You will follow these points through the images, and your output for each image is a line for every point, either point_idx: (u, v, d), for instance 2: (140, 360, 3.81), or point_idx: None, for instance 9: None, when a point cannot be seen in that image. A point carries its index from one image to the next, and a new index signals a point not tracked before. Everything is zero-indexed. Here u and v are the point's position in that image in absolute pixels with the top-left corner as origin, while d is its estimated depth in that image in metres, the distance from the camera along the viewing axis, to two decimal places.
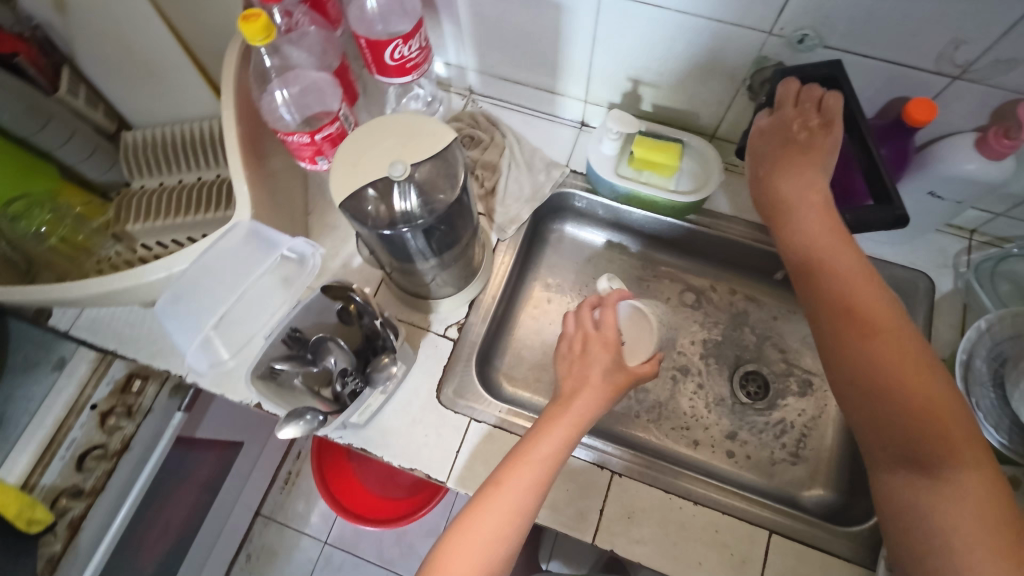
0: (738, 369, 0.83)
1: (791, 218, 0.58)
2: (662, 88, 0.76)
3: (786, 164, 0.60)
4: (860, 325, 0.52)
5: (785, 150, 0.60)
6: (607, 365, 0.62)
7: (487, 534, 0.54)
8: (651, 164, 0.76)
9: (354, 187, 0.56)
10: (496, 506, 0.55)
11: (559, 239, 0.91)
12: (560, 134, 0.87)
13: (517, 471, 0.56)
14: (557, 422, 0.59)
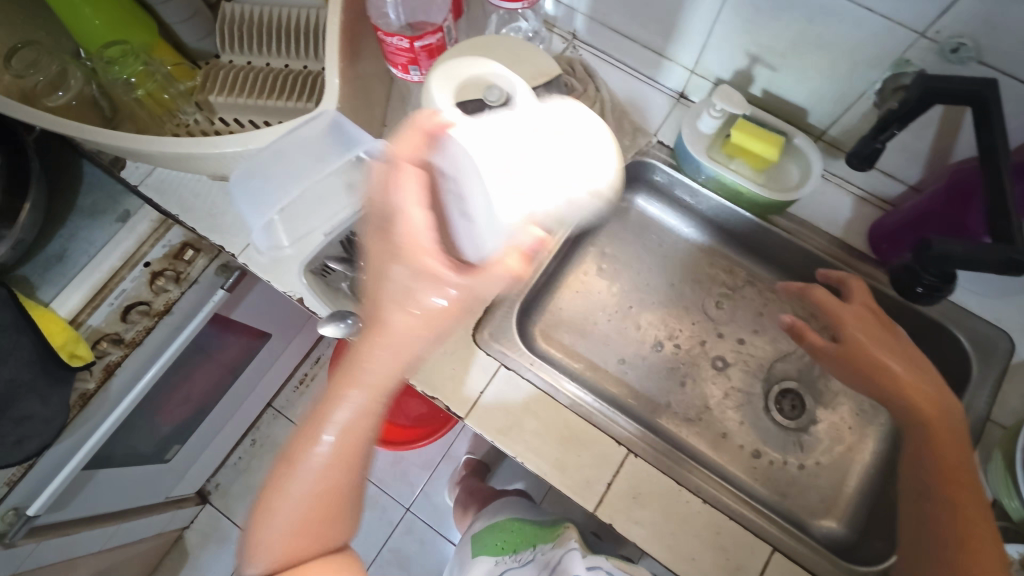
0: (776, 384, 0.81)
1: (902, 388, 0.61)
2: (779, 73, 0.71)
3: (881, 352, 0.63)
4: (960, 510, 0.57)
5: (877, 337, 0.64)
6: (417, 288, 0.47)
7: (294, 507, 0.55)
8: (748, 153, 0.72)
9: (445, 103, 0.54)
10: (299, 479, 0.54)
11: (626, 210, 0.87)
12: (656, 101, 0.83)
13: (311, 446, 0.53)
14: (364, 372, 0.50)
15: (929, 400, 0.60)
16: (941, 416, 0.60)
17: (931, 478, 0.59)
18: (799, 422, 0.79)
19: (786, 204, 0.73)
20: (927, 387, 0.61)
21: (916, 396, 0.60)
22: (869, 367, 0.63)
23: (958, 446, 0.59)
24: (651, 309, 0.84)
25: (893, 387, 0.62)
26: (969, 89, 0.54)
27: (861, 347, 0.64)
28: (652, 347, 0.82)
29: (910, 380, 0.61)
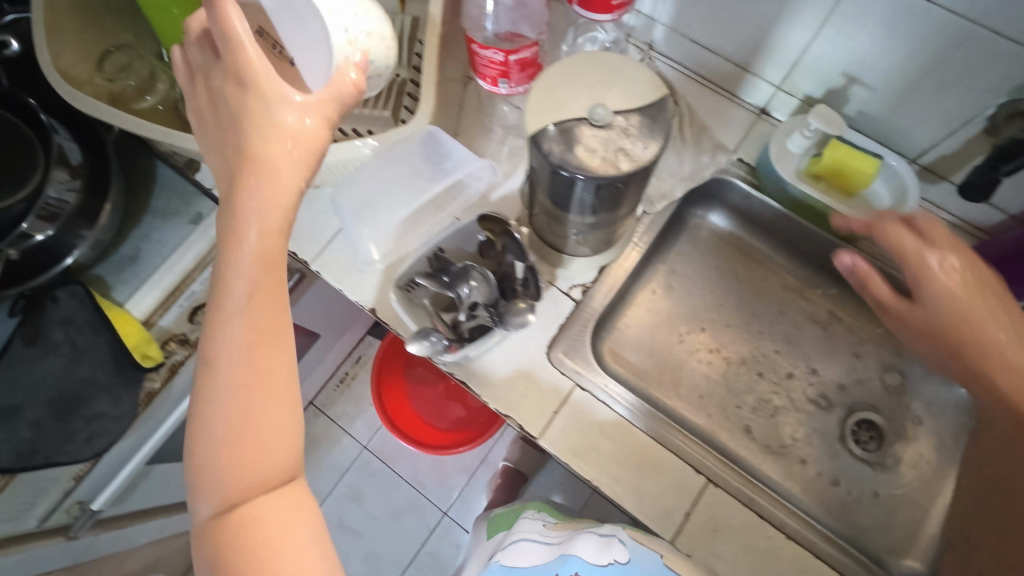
0: (853, 413, 0.78)
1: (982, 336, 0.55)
2: (877, 93, 0.68)
3: (976, 318, 0.55)
4: None
5: (965, 297, 0.55)
6: (281, 118, 0.45)
7: (229, 425, 0.45)
8: (841, 174, 0.69)
9: (548, 120, 0.52)
10: (220, 385, 0.45)
11: (698, 227, 0.85)
12: (738, 117, 0.80)
13: (216, 336, 0.45)
14: (245, 233, 0.45)
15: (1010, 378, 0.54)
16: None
17: None
18: (878, 454, 0.76)
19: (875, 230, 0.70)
20: (1011, 364, 0.54)
21: (998, 371, 0.55)
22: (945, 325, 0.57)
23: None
24: (723, 331, 0.81)
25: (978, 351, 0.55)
26: None
27: (954, 304, 0.56)
28: (724, 370, 0.79)
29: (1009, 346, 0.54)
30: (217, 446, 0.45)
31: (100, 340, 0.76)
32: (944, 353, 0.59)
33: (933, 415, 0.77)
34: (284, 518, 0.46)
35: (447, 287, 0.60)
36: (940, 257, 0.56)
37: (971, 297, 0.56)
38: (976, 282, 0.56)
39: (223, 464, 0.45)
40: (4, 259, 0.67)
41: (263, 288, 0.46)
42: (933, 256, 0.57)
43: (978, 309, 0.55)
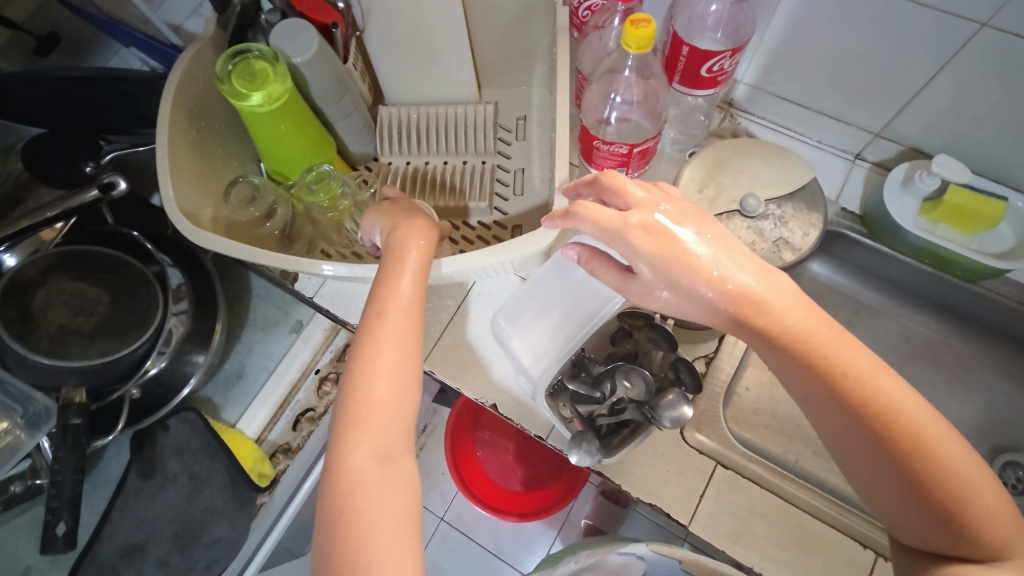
0: (998, 456, 0.75)
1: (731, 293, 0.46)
2: (991, 137, 0.67)
3: (693, 251, 0.47)
4: (907, 430, 0.43)
5: (672, 237, 0.48)
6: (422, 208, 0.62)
7: (384, 363, 0.48)
8: (965, 216, 0.68)
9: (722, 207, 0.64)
10: (384, 330, 0.50)
11: (800, 277, 0.84)
12: (833, 166, 0.79)
13: (387, 293, 0.52)
14: (408, 243, 0.55)
15: (796, 309, 0.46)
16: (801, 304, 0.46)
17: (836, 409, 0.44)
18: None
19: (1002, 271, 0.69)
20: (768, 282, 0.47)
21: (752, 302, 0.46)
22: (701, 290, 0.47)
23: (844, 342, 0.45)
24: None
25: (763, 316, 0.46)
26: None
27: (668, 248, 0.47)
28: None
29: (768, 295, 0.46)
30: (355, 390, 0.47)
31: (215, 464, 0.73)
32: (695, 311, 0.48)
33: None
34: (384, 485, 0.45)
35: (592, 386, 0.59)
36: (641, 208, 0.49)
37: (698, 232, 0.48)
38: (678, 211, 0.49)
39: (343, 419, 0.47)
40: (128, 399, 0.68)
41: (416, 288, 0.52)
42: (628, 210, 0.49)
43: (689, 238, 0.47)
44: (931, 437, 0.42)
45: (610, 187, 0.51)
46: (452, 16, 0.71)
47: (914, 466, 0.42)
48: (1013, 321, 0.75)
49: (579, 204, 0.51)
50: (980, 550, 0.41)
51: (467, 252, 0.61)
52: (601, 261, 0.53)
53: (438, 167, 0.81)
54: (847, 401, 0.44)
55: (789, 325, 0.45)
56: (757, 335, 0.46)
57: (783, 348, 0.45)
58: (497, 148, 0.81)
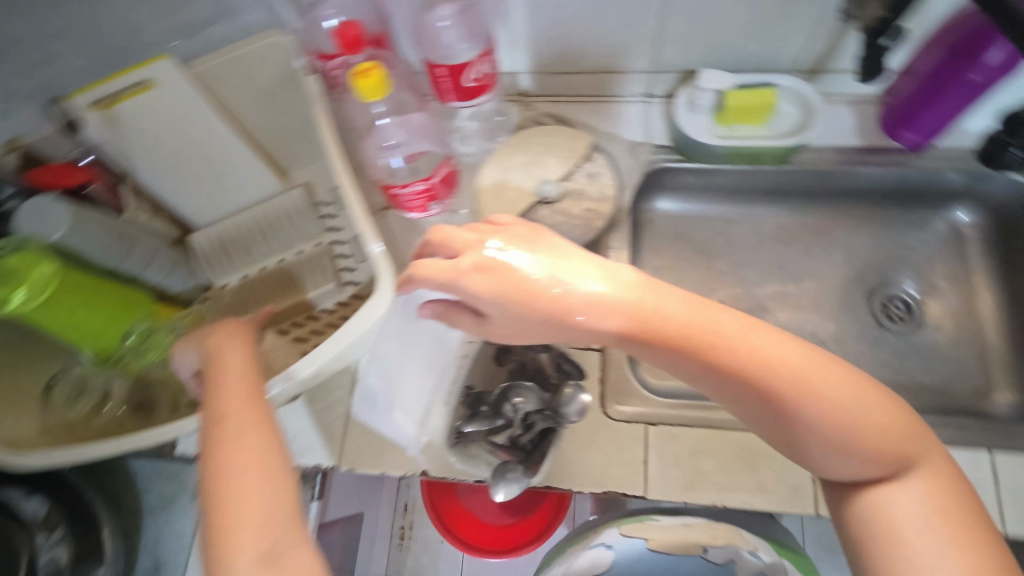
0: (874, 296, 0.83)
1: (584, 312, 0.46)
2: (740, 39, 0.73)
3: (530, 277, 0.46)
4: (791, 377, 0.45)
5: (506, 270, 0.47)
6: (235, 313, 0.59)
7: (239, 464, 0.42)
8: (751, 113, 0.73)
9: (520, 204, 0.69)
10: (231, 429, 0.44)
11: (652, 220, 0.88)
12: (633, 112, 0.83)
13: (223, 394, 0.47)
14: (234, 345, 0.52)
15: (649, 300, 0.46)
16: (653, 292, 0.47)
17: (721, 378, 0.46)
18: (913, 317, 0.81)
19: (799, 145, 0.75)
20: (615, 280, 0.47)
21: (609, 311, 0.46)
22: (552, 311, 0.46)
23: (704, 314, 0.46)
24: (727, 292, 0.85)
25: (623, 318, 0.46)
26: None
27: (505, 283, 0.47)
28: None
29: (621, 296, 0.46)
30: (214, 507, 0.40)
31: None
32: (557, 339, 0.48)
33: (931, 262, 0.84)
34: None
35: (494, 416, 0.57)
36: (471, 250, 0.49)
37: (532, 252, 0.48)
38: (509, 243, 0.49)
39: (210, 539, 0.40)
40: None
41: (252, 375, 0.49)
42: (458, 257, 0.49)
43: (524, 263, 0.47)
44: (810, 379, 0.45)
45: (439, 240, 0.51)
46: (215, 125, 0.69)
47: (800, 410, 0.45)
48: (833, 181, 0.82)
49: (415, 268, 0.50)
50: (881, 459, 0.45)
51: (322, 344, 0.57)
52: (459, 316, 0.51)
53: (277, 267, 0.77)
54: (722, 369, 0.45)
55: (644, 316, 0.46)
56: (622, 338, 0.46)
57: (655, 343, 0.46)
58: (325, 226, 0.79)
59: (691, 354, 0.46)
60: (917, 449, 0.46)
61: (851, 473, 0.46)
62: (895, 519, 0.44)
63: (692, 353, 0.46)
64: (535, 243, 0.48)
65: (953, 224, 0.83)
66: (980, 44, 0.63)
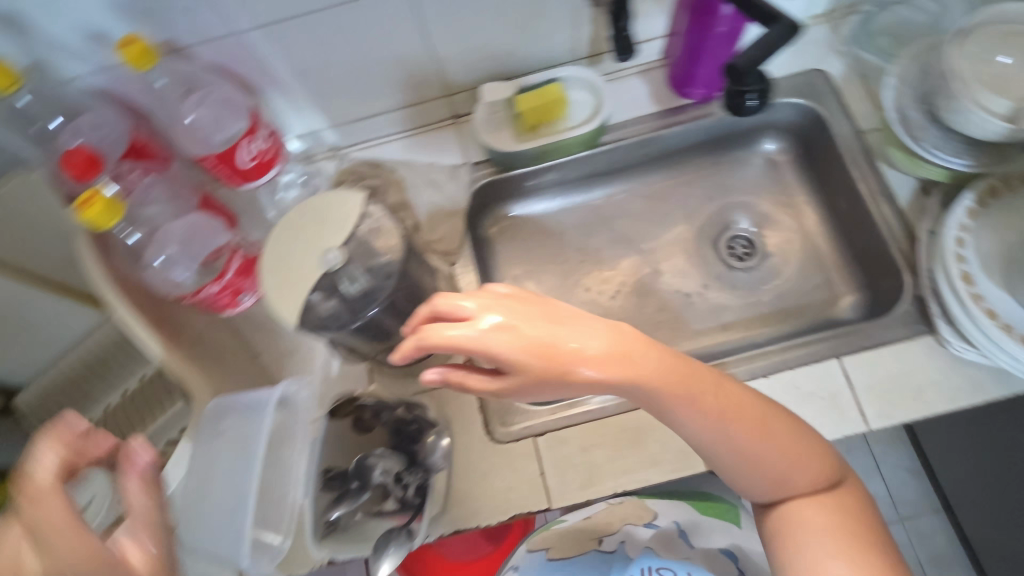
0: (718, 240, 0.87)
1: (598, 367, 0.44)
2: (511, 44, 0.74)
3: (554, 336, 0.43)
4: (757, 417, 0.49)
5: (527, 330, 0.43)
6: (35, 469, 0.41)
7: None
8: (546, 110, 0.74)
9: (299, 298, 0.50)
10: None
11: (501, 232, 0.89)
12: (444, 137, 0.83)
13: None
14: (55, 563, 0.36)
15: (658, 357, 0.46)
16: (661, 351, 0.47)
17: (702, 418, 0.48)
18: (756, 250, 0.86)
19: (600, 127, 0.77)
20: (621, 337, 0.46)
21: (621, 366, 0.45)
22: (564, 369, 0.44)
23: (695, 367, 0.49)
24: (588, 277, 0.87)
25: (628, 375, 0.45)
26: None
27: (528, 345, 0.43)
28: (618, 304, 0.84)
29: (632, 346, 0.45)
30: None
31: None
32: (561, 395, 0.46)
33: (759, 193, 0.88)
34: None
35: (359, 491, 0.61)
36: (485, 314, 0.44)
37: (547, 312, 0.45)
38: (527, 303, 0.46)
39: None
40: None
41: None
42: (470, 320, 0.44)
43: (542, 325, 0.44)
44: (764, 426, 0.50)
45: (444, 307, 0.44)
46: None
47: (748, 449, 0.49)
48: (650, 148, 0.86)
49: (426, 332, 0.43)
50: (814, 481, 0.51)
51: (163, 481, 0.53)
52: (465, 380, 0.47)
53: (122, 398, 0.74)
54: (708, 413, 0.48)
55: (653, 368, 0.46)
56: (629, 388, 0.46)
57: (654, 394, 0.47)
58: None
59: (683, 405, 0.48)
60: (836, 473, 0.53)
61: (790, 488, 0.51)
62: (804, 525, 0.50)
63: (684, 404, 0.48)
64: (552, 305, 0.45)
65: (764, 154, 0.89)
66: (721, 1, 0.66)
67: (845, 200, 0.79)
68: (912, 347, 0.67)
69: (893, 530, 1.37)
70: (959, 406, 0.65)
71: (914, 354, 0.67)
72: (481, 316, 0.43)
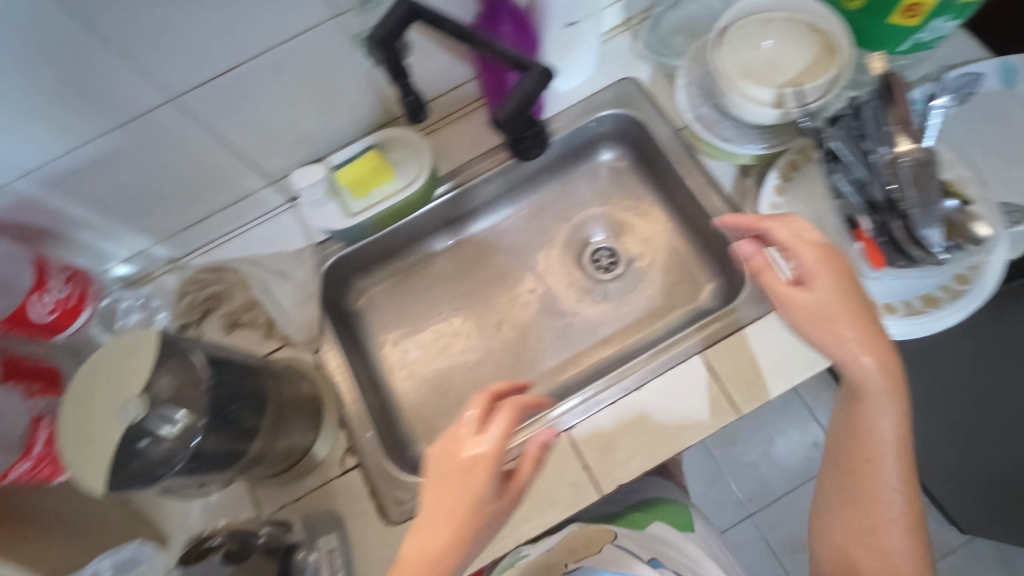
0: (582, 256, 0.89)
1: (860, 374, 0.50)
2: (318, 123, 0.72)
3: (860, 316, 0.50)
4: (914, 513, 0.54)
5: (848, 287, 0.51)
6: (464, 449, 0.45)
7: None
8: (367, 180, 0.74)
9: (109, 459, 0.47)
10: None
11: (369, 299, 0.87)
12: (281, 222, 0.80)
13: None
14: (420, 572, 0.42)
15: (894, 414, 0.51)
16: (903, 414, 0.51)
17: (882, 461, 0.53)
18: (618, 257, 0.88)
19: (429, 182, 0.78)
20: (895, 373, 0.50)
21: (873, 384, 0.50)
22: (823, 340, 0.51)
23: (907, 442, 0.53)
24: (465, 323, 0.86)
25: (873, 395, 0.50)
26: (405, 10, 0.56)
27: (830, 311, 0.51)
28: (500, 341, 0.85)
29: (891, 385, 0.50)
30: None
31: None
32: (818, 348, 0.52)
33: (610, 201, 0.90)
34: None
35: None
36: (798, 260, 0.53)
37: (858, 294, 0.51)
38: (834, 277, 0.51)
39: None
40: None
41: None
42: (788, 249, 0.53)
43: (860, 305, 0.51)
44: (909, 528, 0.54)
45: (766, 231, 0.55)
46: None
47: (854, 497, 0.55)
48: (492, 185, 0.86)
49: (777, 226, 0.53)
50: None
51: None
52: (764, 272, 0.56)
53: None
54: (879, 475, 0.53)
55: (889, 396, 0.50)
56: (865, 405, 0.51)
57: (872, 418, 0.51)
58: None
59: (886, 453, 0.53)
60: None
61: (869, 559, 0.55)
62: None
63: (885, 450, 0.53)
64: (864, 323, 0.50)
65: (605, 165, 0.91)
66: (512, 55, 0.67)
67: (682, 195, 0.82)
68: (763, 326, 0.70)
69: None
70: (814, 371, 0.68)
71: (765, 332, 0.70)
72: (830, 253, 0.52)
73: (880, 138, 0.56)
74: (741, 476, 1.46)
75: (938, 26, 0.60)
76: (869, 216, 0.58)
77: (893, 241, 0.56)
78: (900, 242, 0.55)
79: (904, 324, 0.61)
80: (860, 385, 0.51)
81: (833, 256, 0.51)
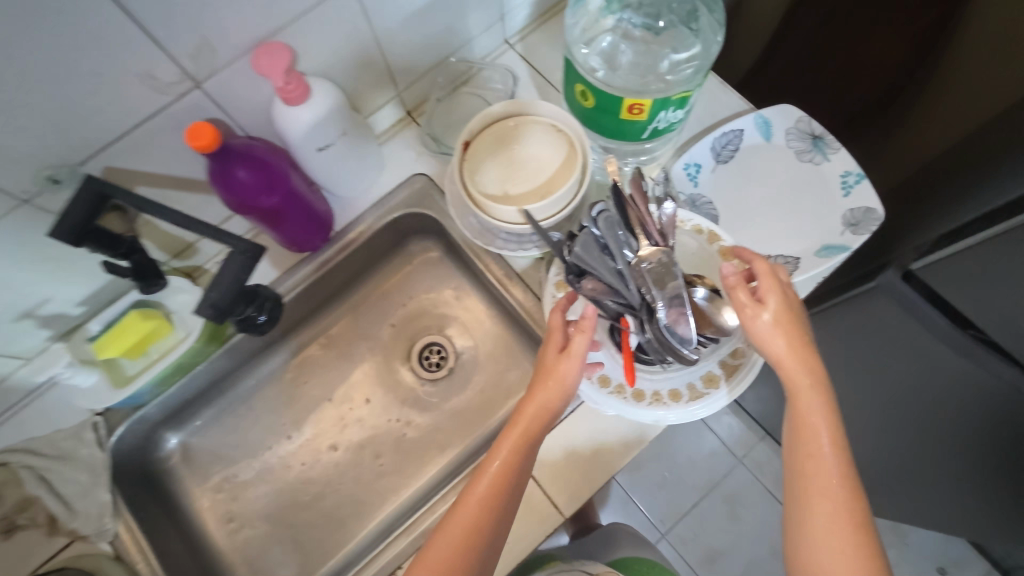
0: (411, 356, 0.86)
1: (793, 369, 0.53)
2: (59, 294, 0.65)
3: (796, 328, 0.54)
4: (861, 519, 0.51)
5: (794, 309, 0.55)
6: (547, 353, 0.57)
7: None
8: (131, 346, 0.67)
9: None
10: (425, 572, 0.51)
11: (186, 451, 0.81)
12: (46, 402, 0.71)
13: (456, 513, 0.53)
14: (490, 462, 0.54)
15: (824, 408, 0.53)
16: (829, 416, 0.53)
17: (823, 460, 0.52)
18: (447, 351, 0.86)
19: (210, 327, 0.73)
20: (821, 383, 0.54)
21: (803, 383, 0.53)
22: (775, 343, 0.53)
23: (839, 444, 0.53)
24: (297, 452, 0.81)
25: (802, 394, 0.53)
26: (95, 193, 0.51)
27: (781, 320, 0.54)
28: (337, 465, 0.81)
29: (815, 386, 0.53)
30: None
31: None
32: (767, 353, 0.54)
33: (432, 293, 0.88)
34: None
35: None
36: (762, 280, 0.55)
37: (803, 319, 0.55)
38: (788, 297, 0.55)
39: None
40: None
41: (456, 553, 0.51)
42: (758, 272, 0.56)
43: (802, 323, 0.55)
44: (856, 532, 0.51)
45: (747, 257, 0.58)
46: None
47: (807, 503, 0.52)
48: (300, 304, 0.82)
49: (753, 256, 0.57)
50: None
51: None
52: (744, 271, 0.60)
53: None
54: (819, 475, 0.52)
55: (809, 396, 0.53)
56: (802, 404, 0.53)
57: (804, 413, 0.53)
58: None
59: (823, 452, 0.53)
60: None
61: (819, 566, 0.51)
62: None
63: (826, 449, 0.52)
64: (803, 336, 0.54)
65: (422, 256, 0.88)
66: (261, 195, 0.64)
67: (492, 284, 0.81)
68: (575, 419, 0.69)
69: (738, 471, 1.50)
70: (630, 456, 0.68)
71: (579, 425, 0.69)
72: (788, 286, 0.56)
73: (620, 247, 0.55)
74: (649, 500, 1.49)
75: (668, 115, 0.60)
76: (633, 316, 0.57)
77: (659, 341, 0.55)
78: (663, 343, 0.55)
79: (690, 409, 0.62)
80: (792, 383, 0.54)
81: (792, 299, 0.55)
